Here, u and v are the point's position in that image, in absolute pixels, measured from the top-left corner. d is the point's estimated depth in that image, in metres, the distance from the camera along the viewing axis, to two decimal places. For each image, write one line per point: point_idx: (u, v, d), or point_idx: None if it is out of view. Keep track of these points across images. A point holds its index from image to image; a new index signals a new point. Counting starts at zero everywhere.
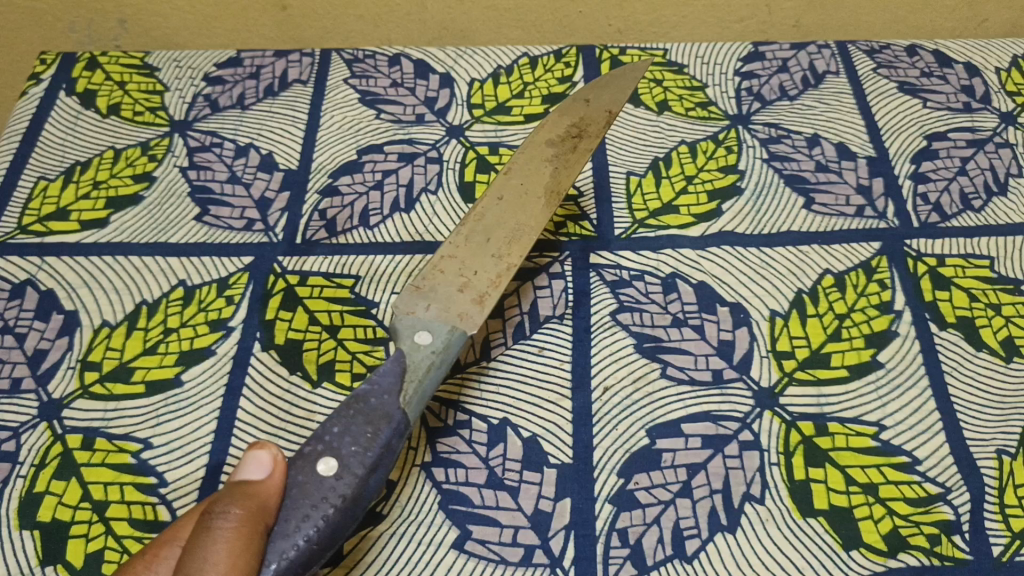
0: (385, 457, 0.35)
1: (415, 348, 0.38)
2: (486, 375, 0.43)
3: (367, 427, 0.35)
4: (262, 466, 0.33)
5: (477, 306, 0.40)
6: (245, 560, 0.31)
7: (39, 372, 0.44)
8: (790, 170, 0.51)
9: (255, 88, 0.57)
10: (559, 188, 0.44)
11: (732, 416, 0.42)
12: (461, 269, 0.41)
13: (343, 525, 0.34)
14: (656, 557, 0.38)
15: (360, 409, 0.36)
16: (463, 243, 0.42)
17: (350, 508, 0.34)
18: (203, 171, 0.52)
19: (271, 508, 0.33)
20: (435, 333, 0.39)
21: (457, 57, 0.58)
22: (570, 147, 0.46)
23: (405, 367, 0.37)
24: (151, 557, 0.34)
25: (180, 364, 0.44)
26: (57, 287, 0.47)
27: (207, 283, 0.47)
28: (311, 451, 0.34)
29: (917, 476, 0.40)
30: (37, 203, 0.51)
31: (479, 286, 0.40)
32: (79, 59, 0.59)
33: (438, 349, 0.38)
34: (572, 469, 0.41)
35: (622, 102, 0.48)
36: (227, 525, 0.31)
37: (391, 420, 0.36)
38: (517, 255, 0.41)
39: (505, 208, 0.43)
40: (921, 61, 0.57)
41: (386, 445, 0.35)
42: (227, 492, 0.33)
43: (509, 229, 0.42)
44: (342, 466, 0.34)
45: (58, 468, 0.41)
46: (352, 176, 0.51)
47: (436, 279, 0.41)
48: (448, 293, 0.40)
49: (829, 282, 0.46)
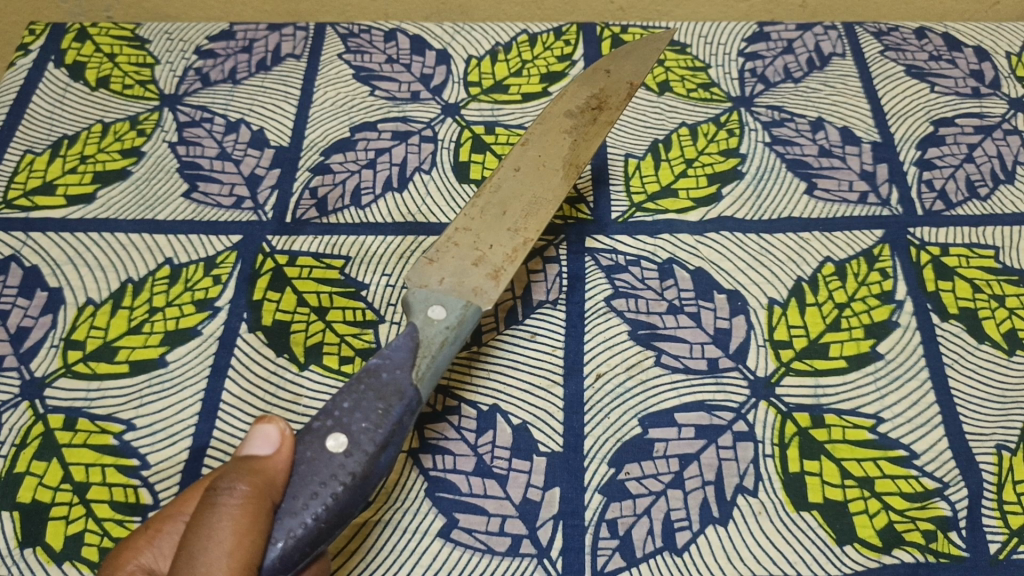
0: (396, 434, 0.34)
1: (429, 323, 0.37)
2: (491, 364, 0.42)
3: (378, 402, 0.34)
4: (268, 441, 0.32)
5: (494, 281, 0.39)
6: (250, 538, 0.30)
7: (22, 350, 0.43)
8: (793, 155, 0.50)
9: (247, 62, 0.55)
10: (578, 161, 0.43)
11: (726, 406, 0.41)
12: (475, 242, 0.40)
13: (352, 503, 0.33)
14: (646, 550, 0.38)
15: (371, 383, 0.34)
16: (478, 214, 0.41)
17: (360, 486, 0.33)
18: (192, 146, 0.51)
19: (278, 485, 0.32)
20: (449, 308, 0.37)
21: (455, 33, 0.57)
22: (590, 119, 0.45)
23: (418, 342, 0.36)
24: (153, 532, 0.34)
25: (165, 344, 0.43)
26: (42, 264, 0.46)
27: (194, 261, 0.46)
28: (321, 426, 0.33)
29: (914, 470, 0.39)
30: (23, 177, 0.50)
31: (496, 260, 0.39)
32: (69, 30, 0.57)
33: (452, 325, 0.37)
34: (562, 458, 0.40)
35: (644, 74, 0.47)
36: (232, 502, 0.31)
37: (403, 397, 0.34)
38: (533, 229, 0.40)
39: (522, 178, 0.42)
40: (930, 44, 0.56)
41: (397, 421, 0.34)
42: (235, 466, 0.32)
43: (526, 201, 0.41)
44: (352, 442, 0.33)
45: (40, 448, 0.40)
46: (344, 154, 0.50)
47: (449, 252, 0.39)
48: (463, 266, 0.39)
49: (830, 270, 0.45)
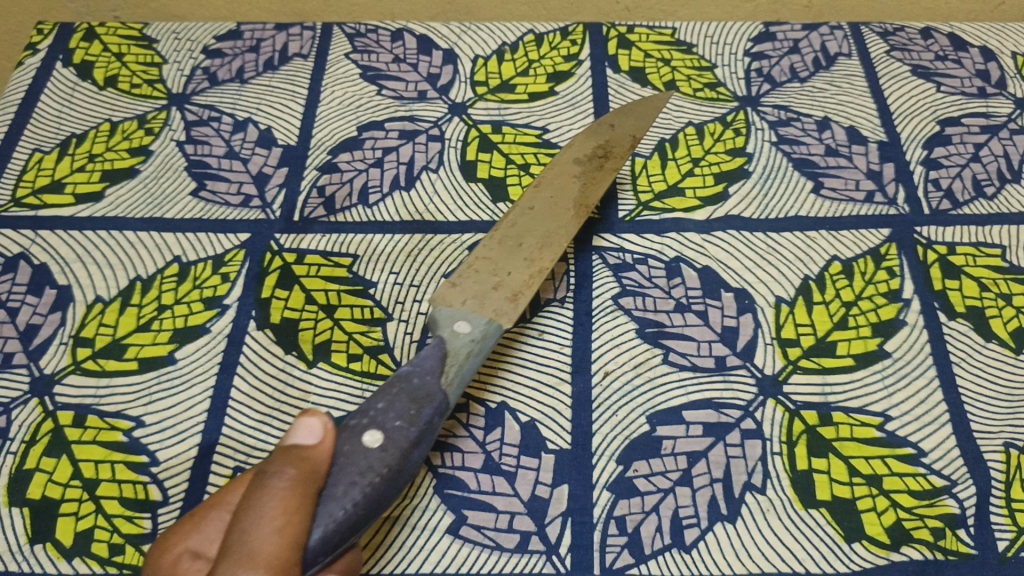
0: (427, 435, 0.34)
1: (454, 336, 0.37)
2: (508, 363, 0.42)
3: (411, 404, 0.34)
4: (312, 432, 0.31)
5: (513, 304, 0.39)
6: (298, 520, 0.29)
7: (31, 347, 0.43)
8: (799, 154, 0.50)
9: (254, 61, 0.55)
10: (588, 203, 0.43)
11: (734, 404, 0.41)
12: (495, 269, 0.40)
13: (386, 496, 0.33)
14: (654, 547, 0.38)
15: (403, 387, 0.35)
16: (496, 246, 0.41)
17: (393, 480, 0.33)
18: (200, 145, 0.51)
19: (321, 473, 0.31)
20: (473, 323, 0.38)
21: (461, 33, 0.57)
22: (598, 164, 0.45)
23: (446, 352, 0.36)
24: (197, 520, 0.34)
25: (174, 342, 0.43)
26: (51, 262, 0.46)
27: (202, 260, 0.46)
28: (357, 423, 0.33)
29: (922, 467, 0.39)
30: (32, 176, 0.50)
31: (514, 285, 0.39)
32: (77, 30, 0.57)
33: (477, 337, 0.37)
34: (570, 456, 0.40)
35: (647, 128, 0.47)
36: (281, 484, 0.30)
37: (433, 400, 0.35)
38: (548, 259, 0.41)
39: (536, 217, 0.42)
40: (935, 44, 0.56)
41: (428, 422, 0.34)
42: (276, 453, 0.31)
43: (540, 234, 0.41)
44: (388, 438, 0.33)
45: (49, 444, 0.40)
46: (352, 153, 0.50)
47: (470, 278, 0.40)
48: (482, 289, 0.39)
49: (837, 269, 0.45)
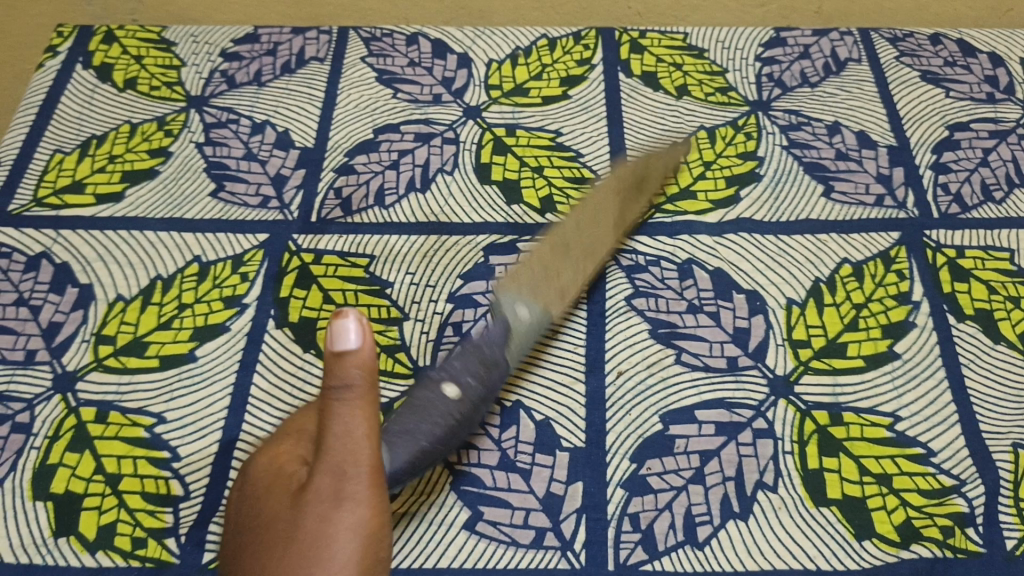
0: (489, 395, 0.39)
1: (518, 320, 0.41)
2: (528, 361, 0.43)
3: (480, 367, 0.39)
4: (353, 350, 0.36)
5: (560, 301, 0.43)
6: (364, 416, 0.33)
7: (53, 345, 0.44)
8: (810, 158, 0.51)
9: (272, 64, 0.56)
10: (626, 221, 0.47)
11: (746, 403, 0.42)
12: (547, 268, 0.43)
13: (454, 441, 0.38)
14: (668, 543, 0.38)
15: (474, 352, 0.40)
16: (549, 244, 0.44)
17: (460, 429, 0.38)
18: (219, 147, 0.52)
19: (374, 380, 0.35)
20: (532, 310, 0.42)
21: (476, 37, 0.58)
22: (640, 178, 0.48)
23: (509, 330, 0.41)
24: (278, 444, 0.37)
25: (194, 340, 0.44)
26: (72, 261, 0.47)
27: (222, 260, 0.47)
28: (434, 378, 0.39)
29: (931, 467, 0.40)
30: (53, 176, 0.51)
31: (563, 283, 0.44)
32: (96, 33, 0.58)
33: (533, 324, 0.42)
34: (585, 453, 0.41)
35: (688, 155, 0.51)
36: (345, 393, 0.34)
37: (499, 368, 0.40)
38: (592, 265, 0.45)
39: (583, 225, 0.45)
40: (944, 51, 0.56)
41: (491, 385, 0.39)
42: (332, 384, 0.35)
43: (586, 241, 0.45)
44: (462, 391, 0.38)
45: (71, 440, 0.41)
46: (368, 155, 0.51)
47: (527, 272, 0.43)
48: (538, 284, 0.43)
49: (847, 272, 0.46)
